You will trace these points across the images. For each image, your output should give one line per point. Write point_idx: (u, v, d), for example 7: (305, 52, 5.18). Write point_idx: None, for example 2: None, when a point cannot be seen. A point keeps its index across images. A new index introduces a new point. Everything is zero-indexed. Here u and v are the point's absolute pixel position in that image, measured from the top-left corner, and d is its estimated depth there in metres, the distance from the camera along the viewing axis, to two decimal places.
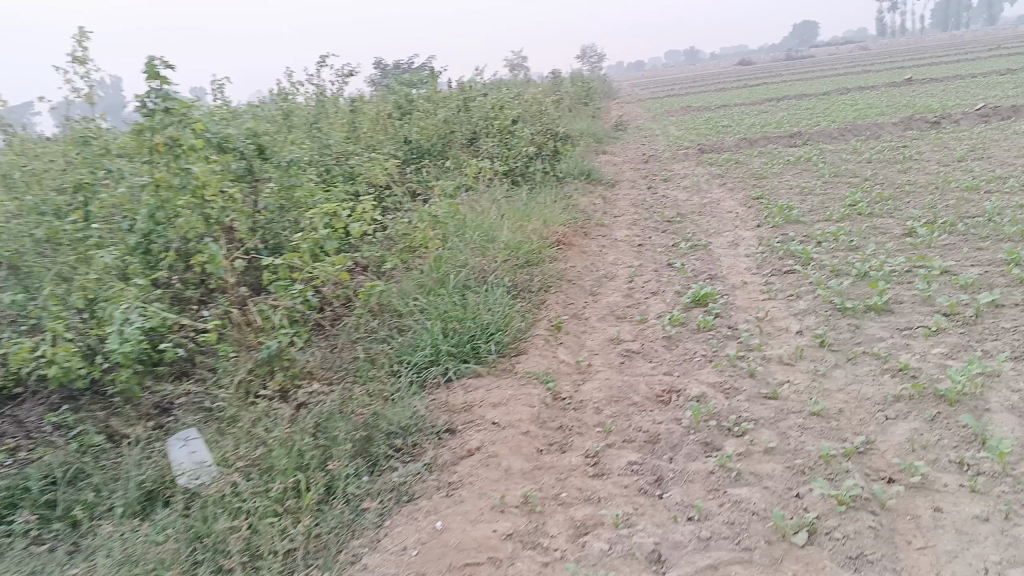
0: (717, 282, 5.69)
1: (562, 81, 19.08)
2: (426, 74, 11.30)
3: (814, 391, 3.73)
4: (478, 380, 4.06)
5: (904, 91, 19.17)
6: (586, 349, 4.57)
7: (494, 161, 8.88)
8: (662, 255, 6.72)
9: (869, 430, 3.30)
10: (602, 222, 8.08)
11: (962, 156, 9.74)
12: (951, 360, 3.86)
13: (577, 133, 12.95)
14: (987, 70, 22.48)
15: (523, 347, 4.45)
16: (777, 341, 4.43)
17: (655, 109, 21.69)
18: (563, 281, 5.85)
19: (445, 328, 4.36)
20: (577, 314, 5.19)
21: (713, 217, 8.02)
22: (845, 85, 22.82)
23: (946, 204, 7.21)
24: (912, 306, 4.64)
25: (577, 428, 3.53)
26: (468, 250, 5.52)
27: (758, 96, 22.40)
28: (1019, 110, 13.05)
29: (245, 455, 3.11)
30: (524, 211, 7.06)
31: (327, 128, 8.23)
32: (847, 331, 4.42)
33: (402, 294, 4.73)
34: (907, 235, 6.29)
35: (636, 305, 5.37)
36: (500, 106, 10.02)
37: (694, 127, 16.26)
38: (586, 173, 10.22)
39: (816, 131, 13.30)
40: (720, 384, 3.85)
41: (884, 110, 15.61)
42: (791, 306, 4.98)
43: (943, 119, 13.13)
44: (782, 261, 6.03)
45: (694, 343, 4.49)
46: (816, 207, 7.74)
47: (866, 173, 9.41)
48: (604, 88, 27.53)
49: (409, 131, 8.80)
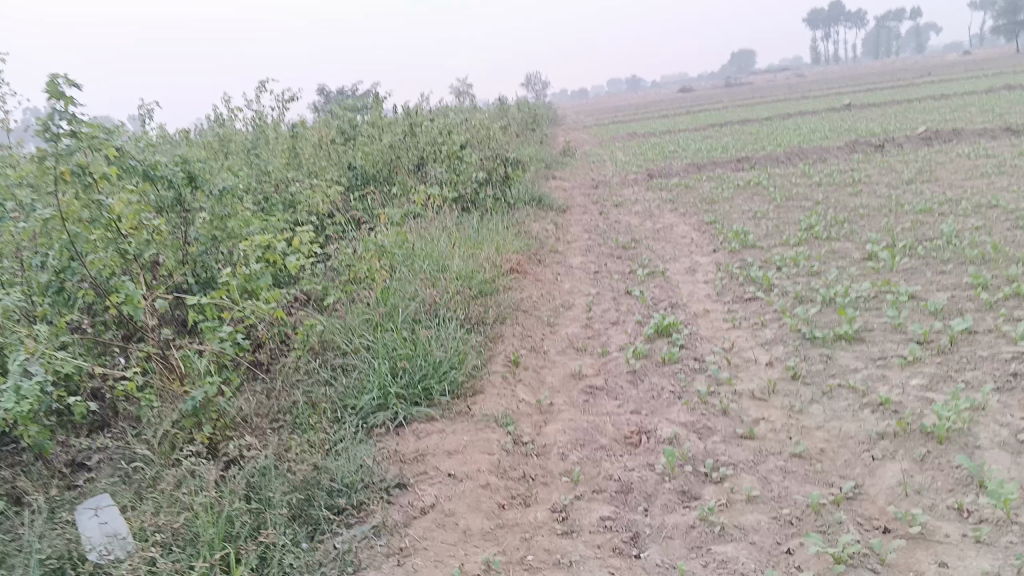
0: (679, 310, 5.45)
1: (509, 108, 18.96)
2: (370, 99, 11.01)
3: (792, 429, 3.48)
4: (431, 425, 3.74)
5: (844, 116, 19.50)
6: (546, 386, 4.28)
7: (441, 187, 8.58)
8: (619, 282, 6.49)
9: (856, 473, 3.06)
10: (555, 249, 7.83)
11: (910, 179, 9.77)
12: (932, 393, 3.66)
13: (526, 158, 12.76)
14: (922, 95, 23.05)
15: (479, 386, 4.14)
16: (746, 373, 4.18)
17: (602, 135, 21.74)
18: (518, 311, 5.55)
19: (393, 366, 4.03)
20: (534, 347, 4.89)
21: (668, 243, 7.83)
22: (787, 110, 23.14)
23: (902, 227, 7.13)
24: (884, 334, 4.45)
25: (542, 477, 3.22)
26: (417, 280, 5.19)
27: (703, 121, 22.61)
28: (959, 134, 13.26)
29: (165, 525, 2.73)
30: (475, 239, 6.77)
31: (266, 155, 7.87)
32: (818, 362, 4.21)
33: (346, 328, 4.38)
34: (867, 259, 6.16)
35: (596, 336, 5.10)
36: (447, 131, 9.77)
37: (642, 152, 16.24)
38: (537, 200, 9.99)
39: (763, 156, 13.33)
40: (692, 423, 3.58)
41: (828, 134, 15.79)
42: (758, 335, 4.76)
43: (887, 142, 13.27)
44: (743, 288, 5.83)
45: (660, 377, 4.23)
46: (772, 231, 7.61)
47: (817, 196, 9.36)
48: (551, 115, 27.54)
49: (353, 157, 8.46)
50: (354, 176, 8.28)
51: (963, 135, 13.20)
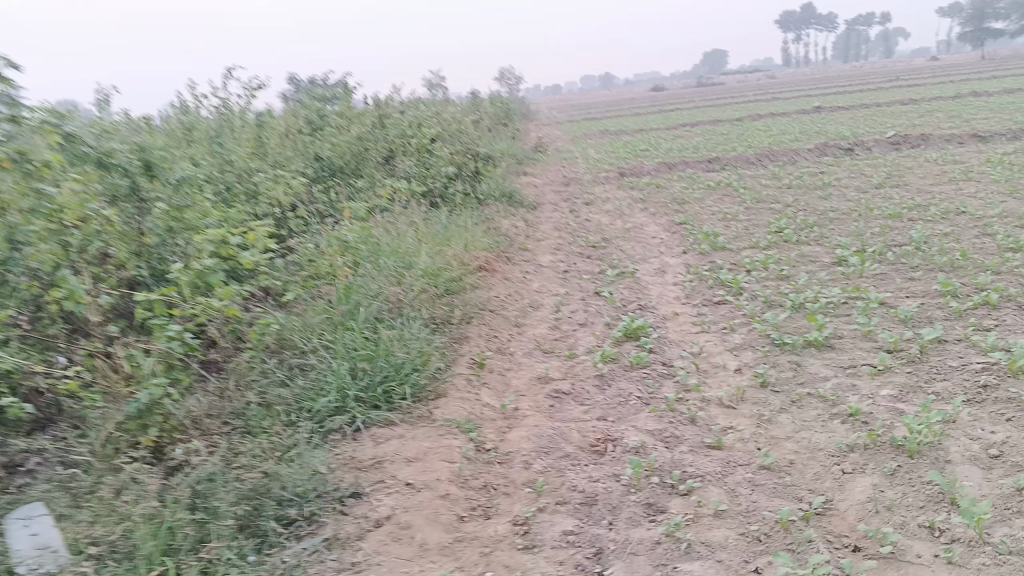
0: (648, 312, 5.37)
1: (482, 103, 18.80)
2: (340, 90, 10.82)
3: (761, 440, 3.40)
4: (390, 430, 3.60)
5: (815, 118, 19.61)
6: (510, 390, 4.16)
7: (409, 181, 8.43)
8: (588, 282, 6.39)
9: (826, 487, 2.99)
10: (524, 246, 7.72)
11: (880, 183, 9.80)
12: (902, 404, 3.60)
13: (497, 153, 12.62)
14: (890, 99, 23.28)
15: (441, 389, 4.01)
16: (715, 380, 4.10)
17: (575, 132, 21.66)
18: (484, 311, 5.43)
19: (353, 368, 3.89)
20: (500, 349, 4.77)
21: (638, 243, 7.75)
22: (758, 112, 23.24)
23: (872, 231, 7.12)
24: (854, 341, 4.40)
25: (503, 487, 3.11)
26: (381, 277, 5.05)
27: (675, 121, 22.64)
28: (928, 139, 13.37)
29: (102, 537, 2.58)
30: (442, 235, 6.63)
31: (230, 144, 7.66)
32: (788, 369, 4.14)
33: (305, 327, 4.24)
34: (837, 264, 6.12)
35: (564, 338, 5.00)
36: (417, 124, 9.61)
37: (614, 150, 16.18)
38: (508, 196, 9.87)
39: (735, 156, 13.32)
40: (659, 431, 3.48)
41: (799, 136, 15.85)
42: (727, 340, 4.69)
43: (857, 146, 13.33)
44: (713, 291, 5.76)
45: (628, 382, 4.13)
46: (743, 234, 7.56)
47: (787, 199, 9.34)
48: (523, 111, 27.41)
49: (320, 148, 8.27)
50: (321, 167, 8.10)
51: (931, 140, 13.30)
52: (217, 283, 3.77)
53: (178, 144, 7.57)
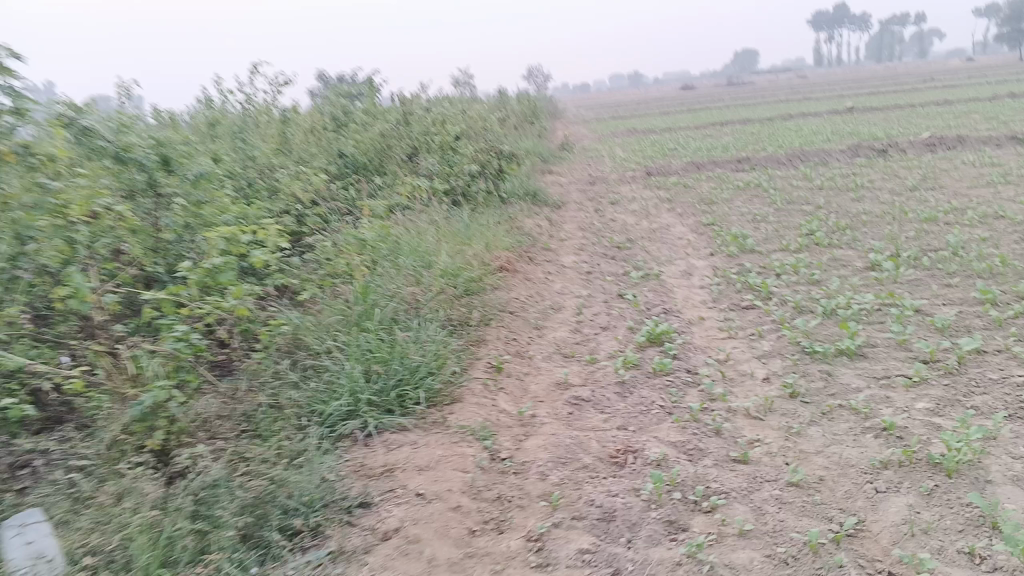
0: (672, 317, 5.22)
1: (509, 100, 18.68)
2: (365, 86, 10.76)
3: (789, 454, 3.24)
4: (403, 436, 3.49)
5: (847, 119, 19.25)
6: (528, 395, 4.03)
7: (432, 180, 8.33)
8: (612, 284, 6.24)
9: (858, 506, 2.83)
10: (547, 246, 7.59)
11: (914, 185, 9.54)
12: (939, 418, 3.43)
13: (522, 152, 12.49)
14: (926, 100, 22.83)
15: (457, 394, 3.90)
16: (741, 389, 3.95)
17: (602, 130, 21.46)
18: (504, 313, 5.31)
19: (366, 371, 3.80)
20: (520, 352, 4.65)
21: (664, 244, 7.60)
22: (789, 111, 22.90)
23: (906, 235, 6.90)
24: (888, 350, 4.22)
25: (518, 499, 2.98)
26: (399, 278, 4.96)
27: (704, 120, 22.39)
28: (964, 140, 13.04)
29: (99, 546, 2.48)
30: (464, 234, 6.53)
31: (253, 140, 7.62)
32: (819, 379, 3.97)
33: (319, 329, 4.16)
34: (870, 269, 5.93)
35: (585, 342, 4.86)
36: (441, 122, 9.51)
37: (642, 149, 15.98)
38: (532, 195, 9.75)
39: (764, 157, 13.09)
40: (682, 443, 3.34)
41: (831, 136, 15.55)
42: (754, 347, 4.53)
43: (890, 147, 13.03)
44: (740, 295, 5.59)
45: (650, 390, 3.98)
46: (772, 236, 7.37)
47: (818, 201, 9.13)
48: (550, 109, 27.23)
49: (343, 145, 8.20)
50: (344, 164, 8.04)
51: (968, 142, 12.98)
52: (227, 283, 3.70)
53: (201, 139, 7.54)
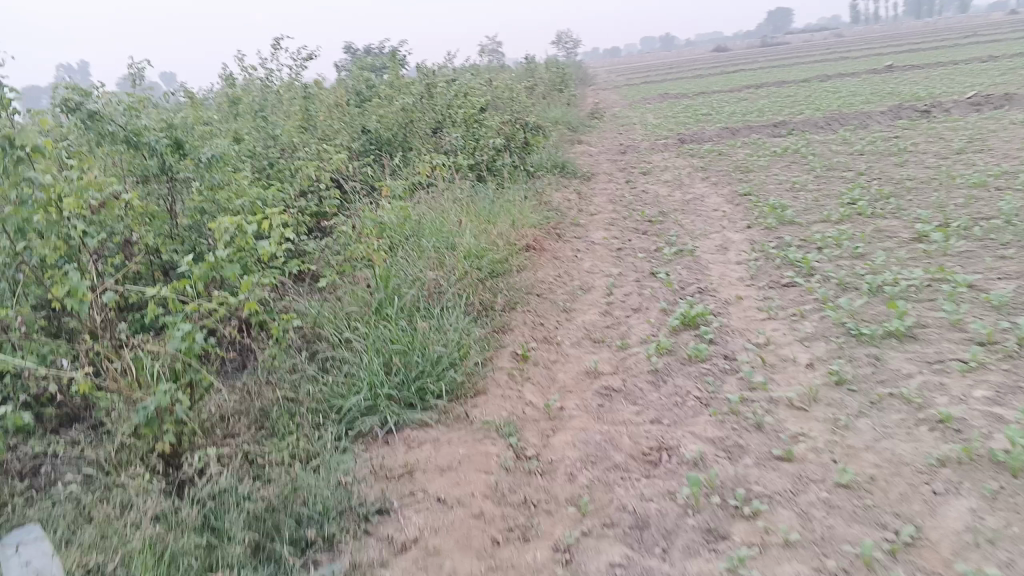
0: (708, 296, 4.97)
1: (537, 68, 18.30)
2: (389, 58, 10.54)
3: (836, 451, 3.02)
4: (424, 433, 3.34)
5: (887, 78, 18.61)
6: (557, 386, 3.84)
7: (457, 155, 8.11)
8: (643, 261, 6.00)
9: (915, 510, 2.60)
10: (576, 221, 7.35)
11: (960, 148, 9.11)
12: (1000, 409, 3.17)
13: (549, 123, 12.20)
14: (968, 57, 22.01)
15: (480, 386, 3.73)
16: (783, 377, 3.71)
17: (633, 96, 21.02)
18: (531, 295, 5.12)
19: (386, 363, 3.64)
20: (547, 338, 4.46)
21: (697, 216, 7.32)
22: (826, 71, 22.21)
23: (954, 203, 6.55)
24: (940, 331, 3.95)
25: (544, 504, 2.82)
26: (421, 261, 4.79)
27: (737, 82, 21.82)
28: (1012, 98, 12.47)
29: (101, 559, 2.34)
30: (489, 212, 6.33)
31: (276, 119, 7.48)
32: (867, 365, 3.72)
33: (337, 319, 4.01)
34: (917, 241, 5.61)
35: (616, 325, 4.65)
36: (465, 94, 9.25)
37: (674, 114, 15.57)
38: (560, 166, 9.50)
39: (802, 120, 12.65)
40: (721, 439, 3.13)
41: (871, 97, 15.01)
42: (795, 329, 4.28)
43: (933, 107, 12.51)
44: (780, 272, 5.32)
45: (686, 379, 3.77)
46: (811, 206, 7.05)
47: (859, 167, 8.75)
48: (579, 75, 26.75)
49: (366, 121, 8.01)
50: (368, 141, 7.86)
51: (1016, 100, 12.41)
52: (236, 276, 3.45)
53: (222, 120, 7.42)
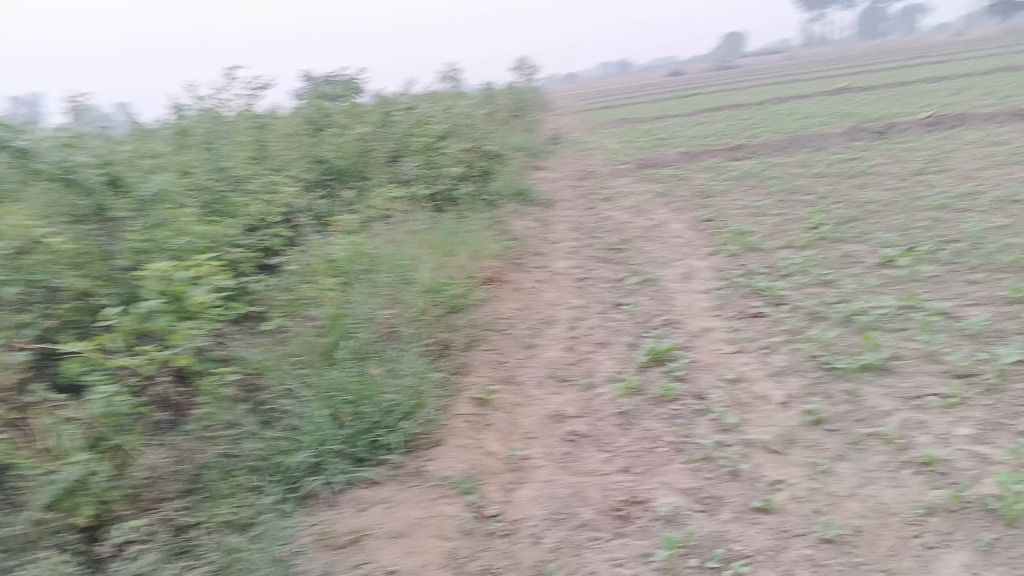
0: (675, 328, 4.79)
1: (496, 94, 18.21)
2: (345, 86, 10.34)
3: (818, 499, 2.83)
4: (376, 493, 3.11)
5: (841, 100, 18.81)
6: (519, 432, 3.61)
7: (415, 184, 7.90)
8: (608, 291, 5.82)
9: (906, 567, 2.41)
10: (537, 251, 7.17)
11: (920, 169, 9.11)
12: (986, 448, 3.00)
13: (510, 149, 12.07)
14: (919, 78, 22.39)
15: (438, 436, 3.50)
16: (757, 417, 3.53)
17: (594, 121, 21.03)
18: (492, 331, 4.89)
19: (334, 414, 3.40)
20: (508, 378, 4.24)
21: (661, 243, 7.16)
22: (781, 95, 22.46)
23: (919, 226, 6.47)
24: (917, 363, 3.80)
25: (507, 572, 2.60)
26: (375, 299, 4.56)
27: (695, 106, 21.96)
28: (965, 119, 12.61)
29: None
30: (447, 244, 6.11)
31: (226, 150, 7.22)
32: (844, 403, 3.54)
33: (281, 368, 3.79)
34: (885, 267, 5.49)
35: (581, 362, 4.45)
36: (423, 122, 9.06)
37: (634, 138, 15.53)
38: (521, 194, 9.32)
39: (761, 143, 12.65)
40: (695, 490, 2.93)
41: (828, 119, 15.12)
42: (768, 363, 4.11)
43: (890, 128, 12.60)
44: (747, 301, 5.16)
45: (656, 420, 3.56)
46: (775, 231, 6.94)
47: (820, 189, 8.70)
48: (539, 100, 26.76)
49: (321, 150, 7.76)
50: (322, 171, 7.61)
51: (969, 120, 12.54)
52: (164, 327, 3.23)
53: (170, 152, 7.14)
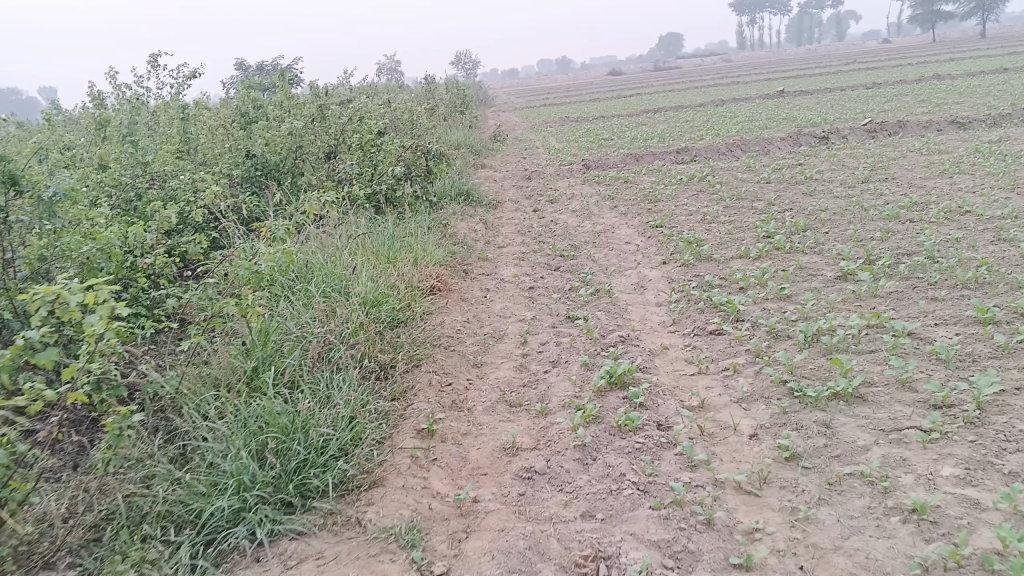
0: (632, 345, 4.51)
1: (436, 88, 17.78)
2: (278, 77, 9.81)
3: (802, 552, 2.57)
4: (307, 547, 2.75)
5: (781, 103, 18.91)
6: (468, 468, 3.27)
7: (352, 183, 7.48)
8: (558, 302, 5.52)
9: None
10: (482, 255, 6.82)
11: (866, 177, 9.05)
12: (976, 492, 2.78)
13: (451, 148, 11.70)
14: (854, 83, 22.72)
15: (377, 475, 3.15)
16: (726, 452, 3.25)
17: (536, 118, 20.75)
18: (436, 348, 4.53)
19: (258, 453, 3.04)
20: (455, 402, 3.89)
21: (610, 250, 6.89)
22: (721, 97, 22.54)
23: (872, 237, 6.34)
24: (891, 391, 3.58)
25: None
26: (307, 315, 4.19)
27: (636, 106, 21.87)
28: (905, 126, 12.70)
29: None
30: (387, 250, 5.73)
31: (146, 145, 6.69)
32: (818, 437, 3.28)
33: (199, 398, 3.42)
34: (843, 280, 5.31)
35: (533, 383, 4.13)
36: (360, 117, 8.62)
37: (578, 138, 15.29)
38: (464, 195, 8.97)
39: (705, 145, 12.52)
40: (667, 544, 2.65)
41: (770, 122, 15.11)
42: (733, 387, 3.84)
43: (832, 133, 12.60)
44: (705, 316, 4.90)
45: (618, 455, 3.26)
46: (727, 240, 6.73)
47: (769, 195, 8.56)
48: (479, 96, 26.38)
49: (251, 144, 7.27)
50: (253, 166, 7.14)
51: (909, 128, 12.63)
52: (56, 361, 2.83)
53: (86, 146, 6.60)
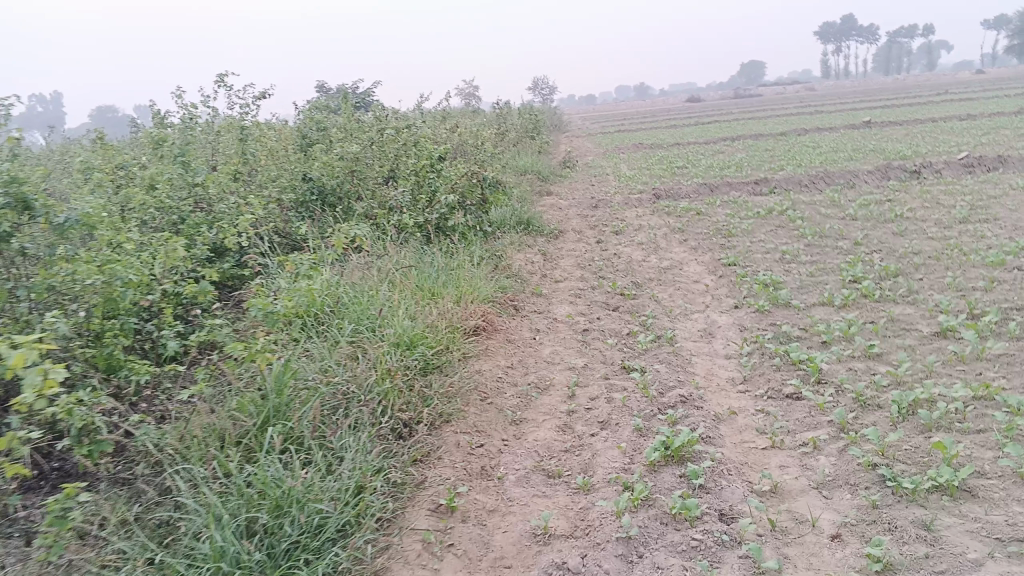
0: (694, 407, 3.95)
1: (509, 113, 17.46)
2: (342, 98, 9.56)
3: None
4: None
5: (867, 134, 17.95)
6: (489, 560, 2.79)
7: (405, 209, 7.11)
8: (615, 347, 5.00)
9: None
10: (537, 291, 6.35)
11: (963, 216, 8.25)
12: None
13: (517, 175, 11.30)
14: (945, 114, 21.55)
15: (380, 565, 2.70)
16: (802, 556, 2.68)
17: (608, 144, 20.26)
18: (473, 401, 4.07)
19: (246, 529, 2.63)
20: (484, 470, 3.42)
21: (676, 289, 6.33)
22: (803, 125, 21.65)
23: (974, 287, 5.62)
24: (1009, 487, 2.94)
25: None
26: (327, 360, 3.78)
27: (713, 133, 21.14)
28: (1005, 161, 11.74)
29: None
30: (432, 284, 5.31)
31: (199, 167, 6.45)
32: (917, 543, 2.68)
33: (196, 455, 3.04)
34: (942, 337, 4.65)
35: (576, 448, 3.61)
36: (419, 140, 8.27)
37: (649, 165, 14.73)
38: (524, 223, 8.52)
39: (785, 177, 11.81)
40: None
41: (855, 154, 14.28)
42: (811, 468, 3.26)
43: (925, 167, 11.73)
44: (780, 374, 4.31)
45: (670, 554, 2.72)
46: (808, 283, 6.09)
47: (854, 234, 7.86)
48: (552, 120, 26.07)
49: (307, 168, 6.98)
50: (308, 190, 6.84)
51: (1010, 163, 11.66)
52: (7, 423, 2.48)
53: (138, 167, 6.38)
